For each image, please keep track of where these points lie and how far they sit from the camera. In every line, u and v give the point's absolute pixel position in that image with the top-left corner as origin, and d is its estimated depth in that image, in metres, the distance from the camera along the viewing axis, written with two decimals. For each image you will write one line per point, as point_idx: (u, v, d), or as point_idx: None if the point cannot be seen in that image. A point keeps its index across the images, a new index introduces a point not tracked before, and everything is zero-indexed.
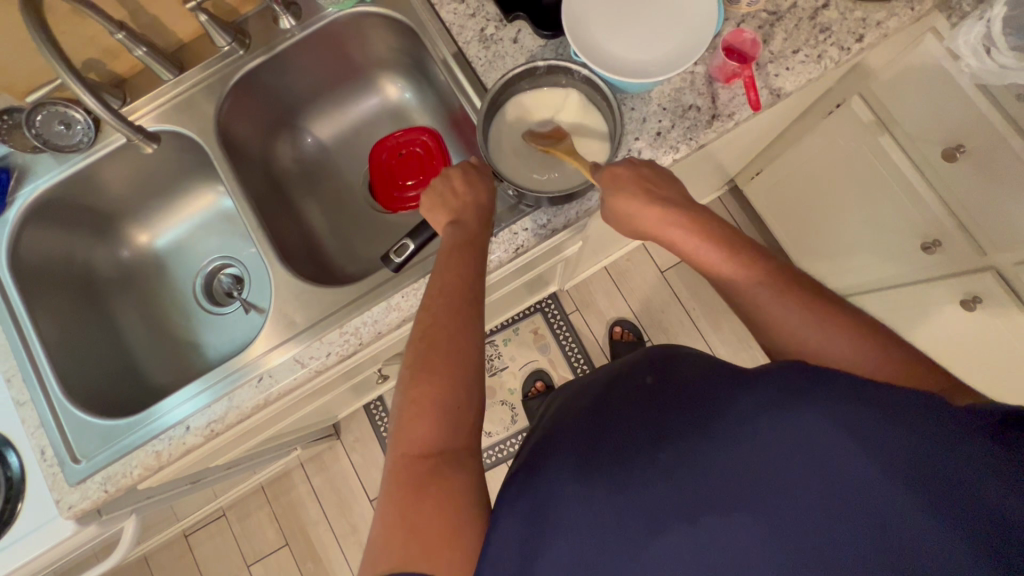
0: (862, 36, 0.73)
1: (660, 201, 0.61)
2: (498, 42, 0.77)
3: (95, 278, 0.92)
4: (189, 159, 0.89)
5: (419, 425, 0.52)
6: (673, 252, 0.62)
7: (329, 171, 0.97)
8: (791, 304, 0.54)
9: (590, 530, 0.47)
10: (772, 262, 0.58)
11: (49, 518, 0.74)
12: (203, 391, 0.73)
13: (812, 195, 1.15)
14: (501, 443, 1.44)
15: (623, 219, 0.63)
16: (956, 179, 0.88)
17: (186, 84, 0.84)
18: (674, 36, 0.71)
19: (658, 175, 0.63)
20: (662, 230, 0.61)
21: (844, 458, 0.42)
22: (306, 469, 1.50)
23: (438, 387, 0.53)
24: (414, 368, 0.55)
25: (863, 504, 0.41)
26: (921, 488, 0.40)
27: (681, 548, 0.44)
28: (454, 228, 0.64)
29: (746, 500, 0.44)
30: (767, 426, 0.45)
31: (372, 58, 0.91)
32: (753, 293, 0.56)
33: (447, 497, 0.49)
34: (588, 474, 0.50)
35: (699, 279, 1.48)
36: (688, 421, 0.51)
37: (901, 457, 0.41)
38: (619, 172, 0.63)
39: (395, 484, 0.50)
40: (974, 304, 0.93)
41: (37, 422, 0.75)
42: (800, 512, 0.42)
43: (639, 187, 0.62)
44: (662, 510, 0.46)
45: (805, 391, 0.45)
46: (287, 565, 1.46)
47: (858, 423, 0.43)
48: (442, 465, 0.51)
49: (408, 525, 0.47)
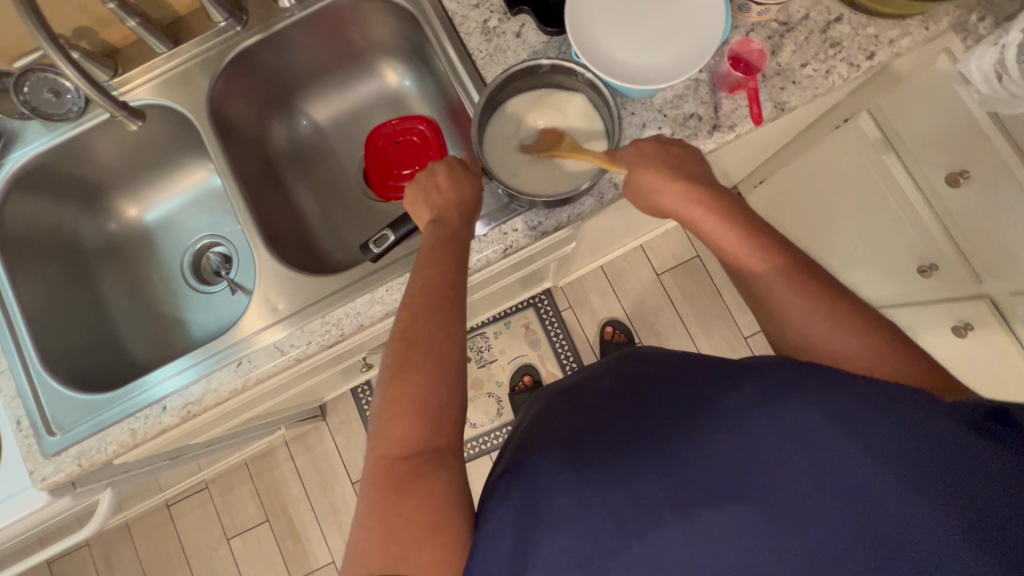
0: (874, 53, 0.71)
1: (682, 177, 0.60)
2: (501, 35, 0.76)
3: (81, 250, 0.91)
4: (181, 134, 0.88)
5: (399, 425, 0.51)
6: (690, 229, 0.60)
7: (324, 154, 0.96)
8: (808, 305, 0.52)
9: (584, 525, 0.46)
10: (787, 250, 0.55)
11: (22, 489, 0.74)
12: (187, 368, 0.73)
13: (814, 208, 1.13)
14: (485, 435, 1.45)
15: (646, 193, 0.62)
16: (958, 204, 0.87)
17: (181, 57, 0.82)
18: (681, 41, 0.69)
19: (684, 154, 0.63)
20: (685, 208, 0.59)
21: (846, 453, 0.41)
22: (290, 448, 1.51)
23: (419, 385, 0.52)
24: (395, 367, 0.54)
25: (867, 503, 0.40)
26: (923, 482, 0.40)
27: (674, 543, 0.44)
28: (434, 227, 0.63)
29: (739, 502, 0.43)
30: (756, 430, 0.45)
31: (373, 42, 0.89)
32: (769, 282, 0.54)
33: (426, 498, 0.48)
34: (578, 467, 0.49)
35: (695, 285, 1.47)
36: (680, 422, 0.50)
37: (902, 452, 0.41)
38: (649, 147, 0.63)
39: (375, 484, 0.49)
40: (965, 331, 0.95)
41: (14, 392, 0.75)
42: (798, 509, 0.42)
43: (660, 162, 0.61)
44: (656, 501, 0.45)
45: (783, 391, 0.45)
46: (266, 540, 1.48)
47: (854, 418, 0.42)
48: (423, 465, 0.50)
49: (387, 526, 0.47)
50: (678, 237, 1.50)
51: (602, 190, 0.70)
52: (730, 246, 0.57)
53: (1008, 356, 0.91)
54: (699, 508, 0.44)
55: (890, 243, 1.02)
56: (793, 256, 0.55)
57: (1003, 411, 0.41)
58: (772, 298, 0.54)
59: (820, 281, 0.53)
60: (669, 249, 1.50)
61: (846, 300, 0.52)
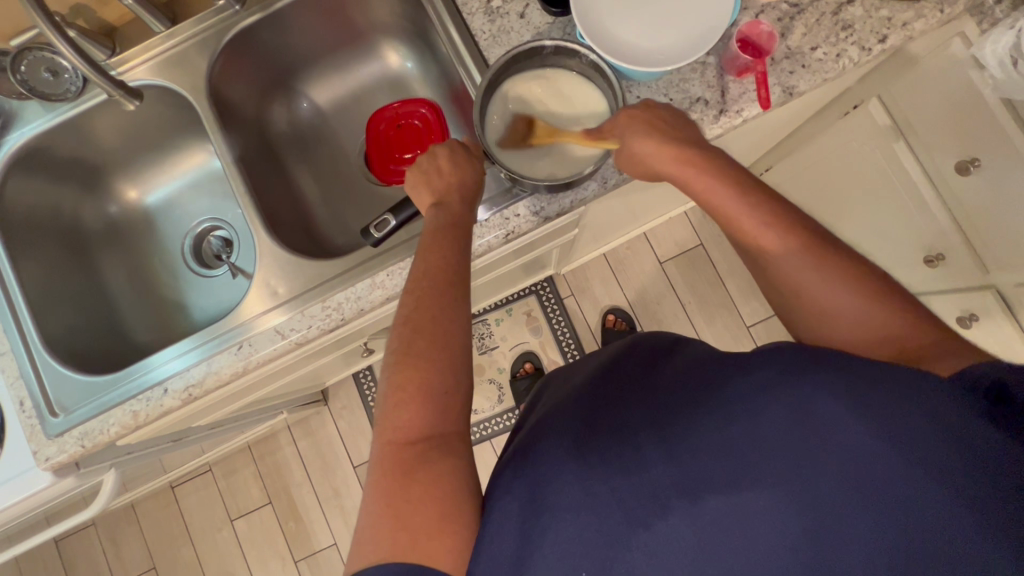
0: (886, 36, 0.70)
1: (678, 143, 0.58)
2: (505, 16, 0.74)
3: (81, 233, 0.91)
4: (179, 116, 0.87)
5: (405, 411, 0.50)
6: (691, 196, 0.58)
7: (324, 137, 0.95)
8: (825, 282, 0.51)
9: (589, 515, 0.46)
10: (802, 223, 0.53)
11: (26, 468, 0.75)
12: (190, 350, 0.73)
13: (820, 196, 1.12)
14: (487, 421, 1.46)
15: (637, 160, 0.60)
16: (968, 193, 0.85)
17: (179, 37, 0.81)
18: (688, 23, 0.67)
19: (675, 118, 0.61)
20: (678, 173, 0.57)
21: (852, 434, 0.41)
22: (292, 432, 1.52)
23: (425, 371, 0.52)
24: (400, 352, 0.53)
25: (873, 483, 0.40)
26: (930, 462, 0.39)
27: (679, 531, 0.43)
28: (436, 211, 0.62)
29: (746, 487, 0.42)
30: (760, 414, 0.44)
31: (374, 23, 0.88)
32: (778, 260, 0.53)
33: (432, 485, 0.47)
34: (583, 455, 0.49)
35: (698, 273, 1.46)
36: (685, 408, 0.50)
37: (907, 432, 0.40)
38: (636, 114, 0.61)
39: (382, 470, 0.49)
40: (969, 322, 0.96)
41: (17, 373, 0.75)
42: (804, 492, 0.41)
43: (654, 127, 0.59)
44: (661, 489, 0.45)
45: (797, 372, 0.45)
46: (270, 522, 1.49)
47: (867, 403, 0.42)
48: (430, 451, 0.49)
49: (395, 513, 0.46)
50: (681, 225, 1.49)
51: (605, 175, 0.70)
52: (738, 216, 0.54)
53: (1013, 346, 0.90)
54: (705, 496, 0.43)
55: (898, 232, 1.01)
56: (806, 223, 0.54)
57: (1003, 386, 0.40)
58: (784, 275, 0.53)
59: (836, 251, 0.52)
60: (673, 237, 1.48)
61: (866, 270, 0.52)
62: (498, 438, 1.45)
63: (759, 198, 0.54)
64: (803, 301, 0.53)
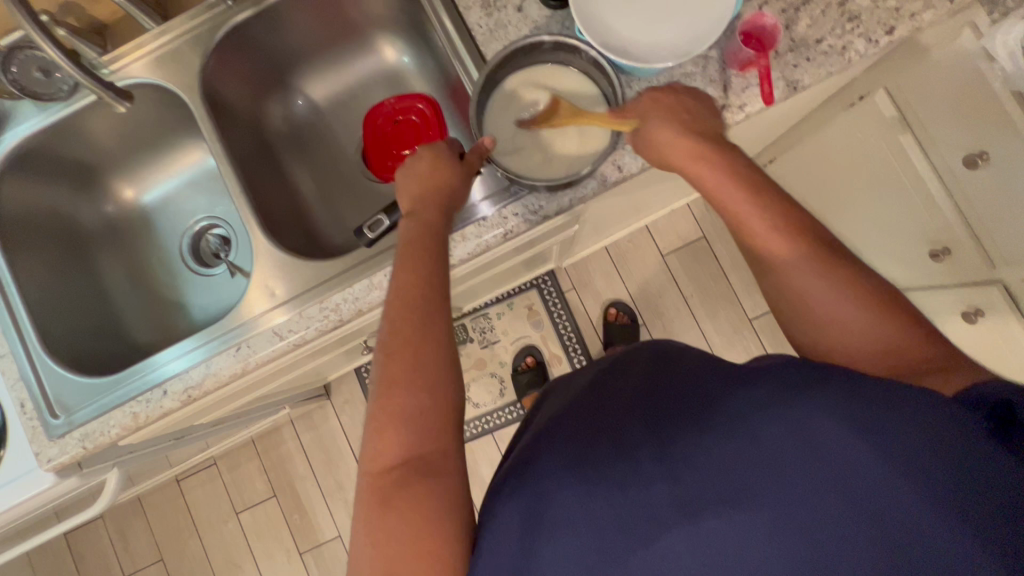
0: (893, 28, 0.68)
1: (696, 136, 0.58)
2: (502, 10, 0.72)
3: (77, 232, 0.90)
4: (173, 114, 0.86)
5: (387, 433, 0.50)
6: (701, 192, 0.57)
7: (320, 134, 0.94)
8: (833, 290, 0.50)
9: (587, 529, 0.46)
10: (809, 229, 0.53)
11: (29, 469, 0.76)
12: (194, 349, 0.73)
13: (825, 189, 1.10)
14: (489, 414, 1.46)
15: (654, 147, 0.60)
16: (975, 187, 0.84)
17: (171, 34, 0.80)
18: (690, 17, 0.66)
19: (698, 107, 0.61)
20: (692, 163, 0.57)
21: (852, 452, 0.40)
22: (295, 427, 1.53)
23: (404, 394, 0.51)
24: (380, 373, 0.52)
25: (873, 502, 0.39)
26: (929, 482, 0.39)
27: (677, 547, 0.43)
28: (407, 222, 0.61)
29: (741, 503, 0.42)
30: (761, 426, 0.44)
31: (369, 16, 0.86)
32: (789, 271, 0.52)
33: (425, 497, 0.47)
34: (581, 469, 0.49)
35: (700, 266, 1.45)
36: (683, 421, 0.49)
37: (908, 451, 0.40)
38: (659, 99, 0.61)
39: (373, 484, 0.49)
40: (975, 318, 0.95)
41: (17, 375, 0.75)
42: (803, 509, 0.41)
43: (676, 116, 0.59)
44: (661, 503, 0.45)
45: (801, 385, 0.44)
46: (274, 515, 1.51)
47: (864, 419, 0.41)
48: (410, 473, 0.48)
49: (387, 527, 0.47)
50: (683, 217, 1.47)
51: (605, 173, 0.68)
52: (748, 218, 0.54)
53: (1018, 342, 0.89)
54: (706, 508, 0.43)
55: (904, 225, 0.99)
56: (807, 225, 0.53)
57: (1007, 404, 0.40)
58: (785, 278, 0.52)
59: (834, 256, 0.51)
60: (675, 229, 1.47)
61: (866, 275, 0.51)
62: (500, 431, 1.46)
63: (765, 205, 0.53)
64: (806, 309, 0.52)
